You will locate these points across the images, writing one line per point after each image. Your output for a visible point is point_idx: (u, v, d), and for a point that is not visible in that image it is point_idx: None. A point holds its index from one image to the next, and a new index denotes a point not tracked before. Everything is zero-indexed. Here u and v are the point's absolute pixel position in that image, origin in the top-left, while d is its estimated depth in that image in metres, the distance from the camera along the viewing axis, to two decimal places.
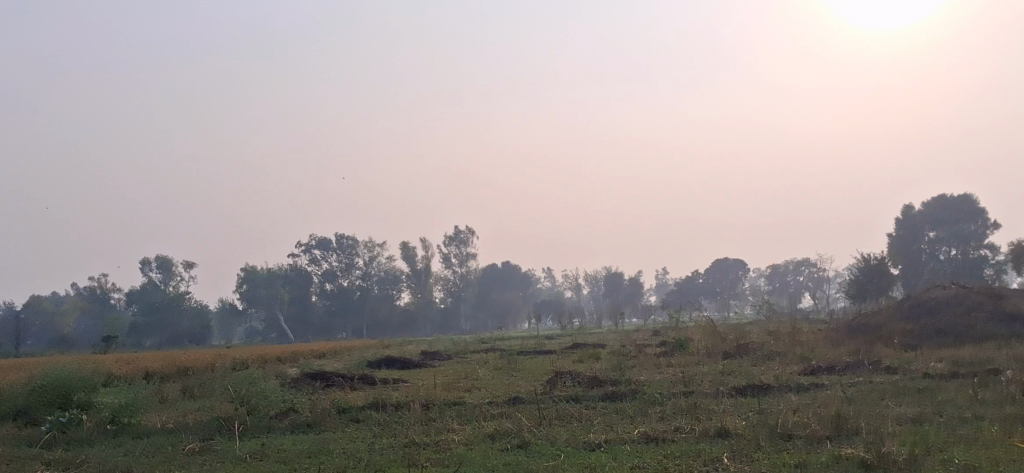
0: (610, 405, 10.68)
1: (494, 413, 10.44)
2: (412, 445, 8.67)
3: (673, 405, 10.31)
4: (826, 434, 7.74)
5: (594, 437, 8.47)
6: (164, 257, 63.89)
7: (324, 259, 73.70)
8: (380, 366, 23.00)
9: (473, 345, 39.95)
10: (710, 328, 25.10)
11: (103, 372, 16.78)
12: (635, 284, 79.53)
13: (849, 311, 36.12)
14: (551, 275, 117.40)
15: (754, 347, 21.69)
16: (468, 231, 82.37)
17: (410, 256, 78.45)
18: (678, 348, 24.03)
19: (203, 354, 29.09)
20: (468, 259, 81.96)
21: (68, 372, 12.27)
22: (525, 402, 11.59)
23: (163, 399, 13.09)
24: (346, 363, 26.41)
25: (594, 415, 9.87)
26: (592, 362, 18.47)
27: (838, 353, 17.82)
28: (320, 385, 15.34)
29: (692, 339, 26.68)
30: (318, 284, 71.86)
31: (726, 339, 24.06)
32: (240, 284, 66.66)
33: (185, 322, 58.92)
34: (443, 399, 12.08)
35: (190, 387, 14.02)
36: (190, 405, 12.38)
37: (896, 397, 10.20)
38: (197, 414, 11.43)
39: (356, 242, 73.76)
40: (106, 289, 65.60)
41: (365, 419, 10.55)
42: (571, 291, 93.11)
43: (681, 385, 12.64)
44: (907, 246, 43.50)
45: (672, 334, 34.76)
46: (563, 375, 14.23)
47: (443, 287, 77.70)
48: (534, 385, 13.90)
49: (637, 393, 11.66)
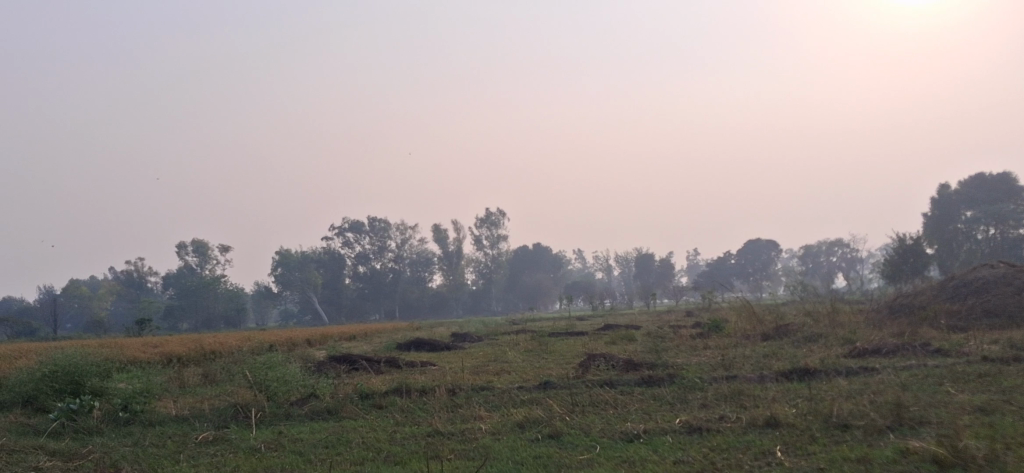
0: (647, 391, 10.05)
1: (523, 399, 9.84)
2: (436, 434, 8.10)
3: (714, 392, 9.65)
4: (887, 424, 7.06)
5: (631, 426, 7.89)
6: (198, 240, 64.00)
7: (356, 242, 73.64)
8: (409, 349, 22.60)
9: (505, 327, 39.56)
10: (747, 311, 24.36)
11: (130, 357, 16.48)
12: (666, 265, 78.57)
13: (888, 291, 35.11)
14: (581, 257, 116.59)
15: (792, 328, 20.96)
16: (499, 213, 82.03)
17: (441, 239, 78.14)
18: (714, 329, 23.35)
19: (232, 337, 28.78)
20: (499, 241, 81.46)
21: (82, 356, 11.87)
22: (556, 386, 11.00)
23: (181, 384, 12.66)
24: (376, 346, 26.04)
25: (629, 402, 9.27)
26: (626, 345, 17.87)
27: (882, 335, 17.03)
28: (344, 369, 14.89)
29: (728, 320, 25.95)
30: (350, 267, 71.86)
31: (763, 321, 23.34)
32: (273, 267, 66.81)
33: (219, 306, 58.96)
34: (470, 384, 11.48)
35: (211, 371, 13.61)
36: (207, 391, 11.93)
37: (955, 382, 9.46)
38: (213, 400, 10.97)
39: (388, 224, 73.64)
40: (141, 272, 65.93)
41: (388, 405, 10.02)
42: (603, 272, 92.31)
43: (720, 369, 12.01)
44: (941, 227, 42.71)
45: (707, 315, 34.03)
46: (597, 358, 13.60)
47: (476, 270, 77.33)
48: (566, 369, 13.28)
49: (675, 377, 11.02)
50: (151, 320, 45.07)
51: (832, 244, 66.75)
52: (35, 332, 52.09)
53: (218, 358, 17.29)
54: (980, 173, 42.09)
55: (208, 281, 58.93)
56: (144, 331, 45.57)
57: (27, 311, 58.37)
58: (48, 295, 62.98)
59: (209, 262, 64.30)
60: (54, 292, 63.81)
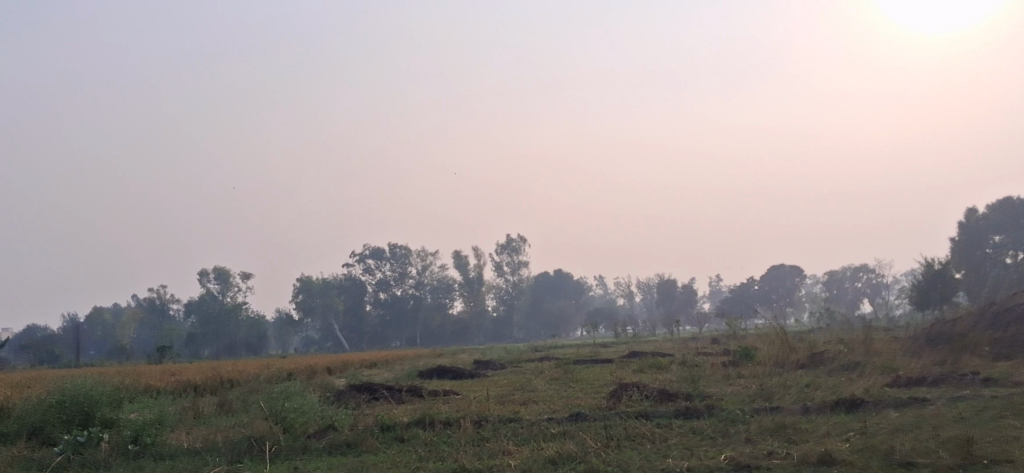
0: (685, 423, 9.46)
1: (553, 432, 9.28)
2: (461, 472, 7.56)
3: (759, 426, 9.07)
4: (956, 463, 6.48)
5: (672, 463, 7.32)
6: (221, 267, 63.84)
7: (377, 268, 73.29)
8: (431, 377, 22.09)
9: (528, 353, 39.02)
10: (779, 338, 23.68)
11: (144, 385, 16.03)
12: (688, 292, 77.65)
13: (919, 318, 34.26)
14: (602, 284, 115.57)
15: (827, 356, 20.30)
16: (520, 239, 81.63)
17: (462, 266, 77.67)
18: (744, 356, 22.69)
19: (251, 365, 28.37)
20: (520, 267, 80.91)
21: (92, 386, 11.38)
22: (587, 417, 10.44)
23: (196, 415, 12.17)
24: (397, 373, 25.55)
25: (668, 436, 8.70)
26: (656, 373, 17.28)
27: (923, 363, 16.36)
28: (366, 398, 14.40)
29: (758, 347, 25.27)
30: (371, 294, 71.59)
31: (794, 347, 22.64)
32: (295, 293, 66.58)
33: (241, 333, 58.60)
34: (497, 415, 10.94)
35: (227, 400, 13.14)
36: (222, 422, 11.45)
37: (1018, 415, 8.83)
38: (228, 432, 10.47)
39: (409, 251, 73.32)
40: (163, 299, 65.87)
41: (411, 437, 9.50)
42: (624, 298, 91.47)
43: (760, 399, 11.42)
44: (969, 251, 41.69)
45: (734, 342, 33.32)
46: (629, 388, 13.04)
47: (496, 296, 76.75)
48: (596, 399, 12.74)
49: (714, 409, 10.43)
50: (171, 347, 44.77)
51: (857, 270, 65.67)
52: (57, 359, 51.97)
53: (235, 387, 16.87)
54: (1008, 199, 41.35)
55: (230, 309, 58.83)
56: (165, 358, 45.25)
57: (50, 338, 58.32)
58: (71, 322, 62.97)
59: (231, 289, 64.09)
60: (76, 319, 63.76)
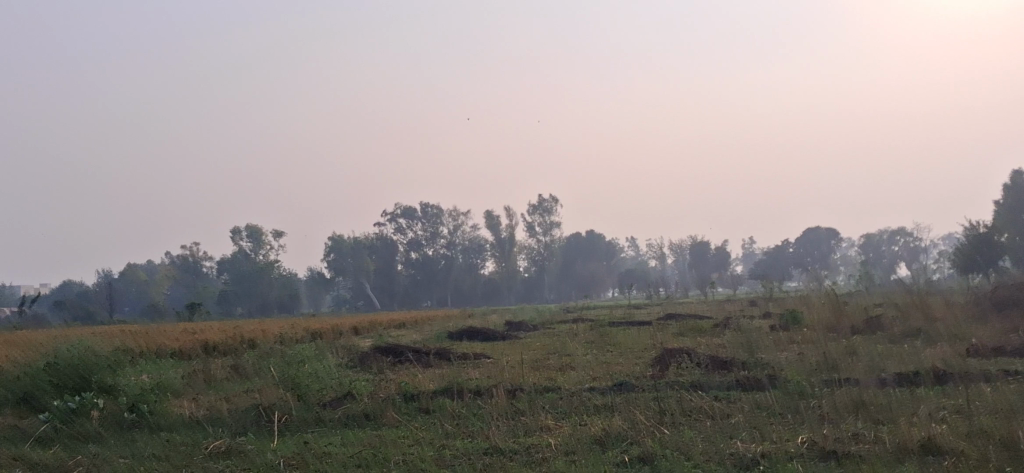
0: (747, 397, 8.31)
1: (597, 405, 8.18)
2: (495, 454, 6.49)
3: (831, 400, 7.95)
4: None
5: (743, 448, 6.19)
6: (252, 225, 63.30)
7: (408, 228, 72.48)
8: (461, 339, 21.03)
9: (559, 314, 37.95)
10: (828, 299, 22.38)
11: (156, 347, 15.06)
12: (721, 254, 76.03)
13: (967, 283, 32.71)
14: (634, 245, 113.95)
15: (882, 320, 19.00)
16: (552, 199, 80.34)
17: (493, 226, 76.58)
18: (792, 320, 21.38)
19: (278, 323, 27.66)
20: (552, 228, 79.78)
21: (90, 347, 10.44)
22: (633, 387, 9.32)
23: (205, 379, 11.21)
24: (425, 334, 24.67)
25: (730, 413, 7.56)
26: (702, 337, 16.12)
27: (994, 331, 15.02)
28: (389, 361, 13.39)
29: (803, 309, 23.98)
30: (402, 254, 70.85)
31: (843, 309, 21.27)
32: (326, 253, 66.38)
33: (273, 291, 58.10)
34: (532, 384, 9.83)
35: (241, 363, 12.17)
36: (228, 387, 10.45)
37: None
38: (237, 398, 9.51)
39: (441, 211, 72.36)
40: (196, 256, 65.56)
41: (437, 409, 8.45)
42: (656, 260, 90.11)
43: (826, 370, 10.24)
44: (1015, 212, 39.94)
45: (773, 305, 32.14)
46: (676, 355, 11.86)
47: (527, 257, 75.25)
48: (640, 366, 11.61)
49: (776, 379, 9.26)
50: (201, 305, 44.26)
51: (894, 234, 63.49)
52: (91, 316, 51.80)
53: (252, 349, 15.93)
54: None
55: (260, 268, 58.21)
56: (196, 315, 44.77)
57: (85, 294, 58.19)
58: (105, 279, 62.85)
59: (263, 248, 63.53)
60: (111, 277, 63.62)
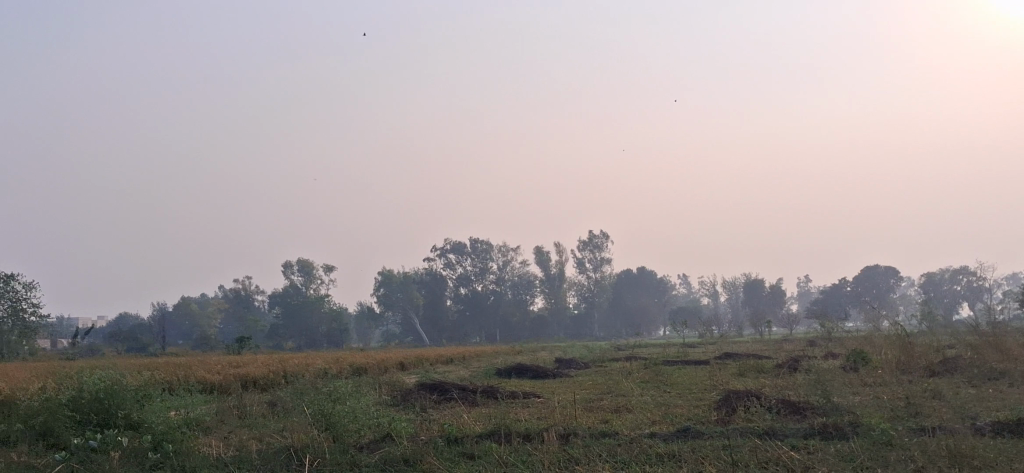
0: (826, 446, 7.48)
1: (661, 453, 7.39)
2: None
3: (924, 452, 7.06)
4: None
5: None
6: (304, 259, 63.40)
7: (458, 263, 72.10)
8: (510, 375, 20.35)
9: (611, 353, 36.95)
10: (895, 338, 21.21)
11: (193, 382, 14.59)
12: (776, 292, 74.25)
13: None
14: (686, 282, 112.12)
15: (955, 362, 17.85)
16: (602, 236, 79.46)
17: (543, 262, 75.83)
18: (857, 360, 20.26)
19: (325, 358, 27.20)
20: (602, 264, 78.81)
21: (118, 378, 9.90)
22: (698, 433, 8.52)
23: (239, 415, 10.60)
24: (474, 371, 24.01)
25: (811, 466, 6.71)
26: (765, 378, 15.24)
27: None
28: (434, 399, 12.73)
29: (868, 349, 22.82)
30: (452, 289, 70.51)
31: (911, 349, 20.11)
32: (377, 287, 66.74)
33: (324, 326, 57.83)
34: (586, 427, 9.05)
35: (278, 400, 11.55)
36: (263, 425, 9.81)
37: None
38: (269, 437, 8.85)
39: (491, 246, 71.96)
40: (248, 290, 65.82)
41: (483, 454, 7.73)
42: (709, 298, 88.42)
43: (910, 416, 9.34)
44: None
45: (834, 345, 30.87)
46: (740, 397, 10.99)
47: (577, 293, 74.74)
48: (702, 410, 10.77)
49: (857, 427, 8.37)
50: (251, 338, 44.10)
51: (956, 272, 61.22)
52: (144, 348, 52.03)
53: (293, 384, 15.38)
54: None
55: (312, 301, 58.17)
56: (245, 349, 44.57)
57: (139, 327, 58.57)
58: (159, 312, 63.35)
59: (314, 282, 63.55)
60: (164, 309, 64.10)
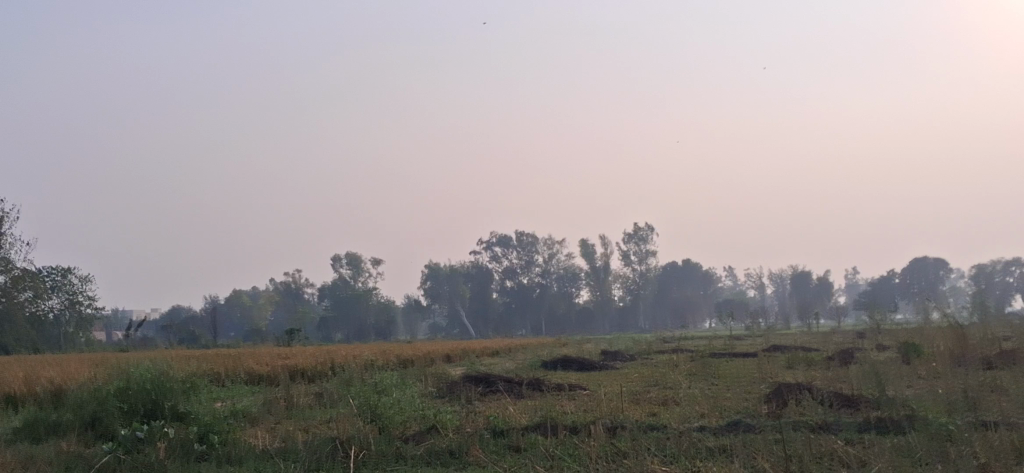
0: (883, 441, 7.26)
1: (711, 447, 7.23)
2: None
3: (988, 448, 6.82)
4: None
5: None
6: (351, 252, 63.79)
7: (504, 256, 72.07)
8: (556, 367, 20.27)
9: (659, 345, 36.70)
10: (950, 330, 20.74)
11: (241, 374, 14.69)
12: (824, 284, 73.28)
13: None
14: (733, 274, 110.97)
15: (1014, 354, 17.38)
16: (648, 228, 78.88)
17: (588, 254, 75.61)
18: (911, 352, 19.84)
19: (372, 350, 27.34)
20: (648, 256, 78.30)
21: (166, 369, 9.96)
22: (750, 426, 8.33)
23: (286, 406, 10.61)
24: (521, 363, 23.96)
25: (869, 461, 6.52)
26: (817, 371, 14.96)
27: None
28: (480, 391, 12.66)
29: (922, 340, 22.36)
30: (497, 282, 70.59)
31: (968, 341, 19.60)
32: (423, 280, 67.10)
33: (372, 318, 58.17)
34: (635, 419, 8.90)
35: (324, 391, 11.55)
36: (308, 416, 9.80)
37: None
38: (315, 428, 8.84)
39: (536, 239, 71.79)
40: (296, 282, 66.47)
41: (529, 447, 7.62)
42: (756, 289, 87.51)
43: (969, 409, 9.05)
44: None
45: (886, 338, 30.34)
46: (792, 389, 10.75)
47: (623, 286, 74.02)
48: (752, 403, 10.56)
49: (916, 420, 8.12)
50: (300, 330, 44.46)
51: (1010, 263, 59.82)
52: (196, 339, 52.78)
53: (340, 375, 15.43)
54: None
55: (360, 294, 58.52)
56: (294, 341, 44.98)
57: (190, 319, 59.41)
58: (209, 304, 64.23)
59: (361, 275, 63.95)
60: (215, 302, 64.98)
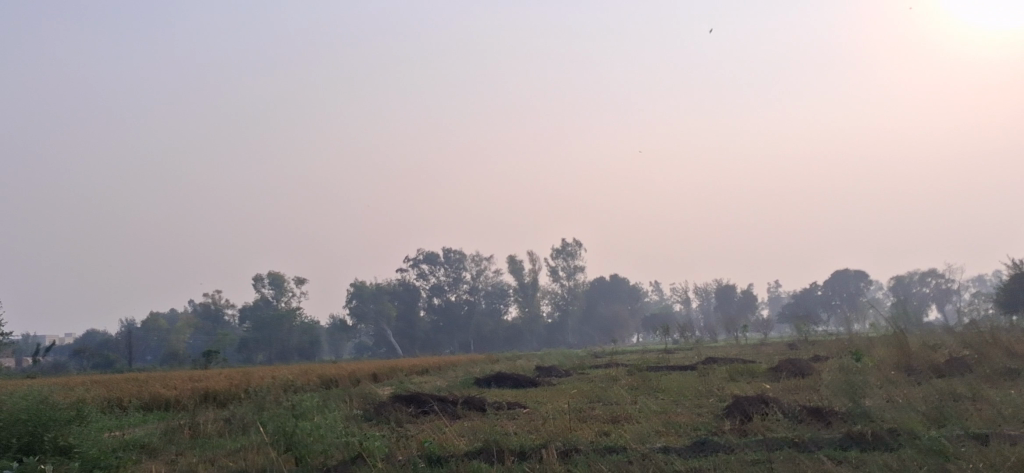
0: (876, 458, 6.40)
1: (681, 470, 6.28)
2: None
3: (993, 463, 6.01)
4: None
5: None
6: (275, 272, 61.77)
7: (430, 273, 70.86)
8: (489, 384, 19.29)
9: (589, 360, 35.95)
10: (884, 337, 20.32)
11: (146, 399, 13.34)
12: (748, 296, 73.81)
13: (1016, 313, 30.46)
14: (657, 289, 111.35)
15: (956, 359, 16.93)
16: (575, 244, 78.70)
17: (516, 270, 74.79)
18: (850, 359, 19.28)
19: (292, 371, 25.95)
20: (576, 272, 77.86)
21: (48, 396, 8.64)
22: (718, 446, 7.40)
23: (192, 435, 9.36)
24: (452, 380, 22.94)
25: None
26: (765, 382, 14.27)
27: None
28: (411, 412, 11.57)
29: (856, 348, 21.96)
30: (425, 299, 69.51)
31: (907, 347, 19.17)
32: (348, 299, 65.32)
33: (294, 339, 56.40)
34: (589, 441, 7.90)
35: (235, 417, 10.29)
36: (217, 445, 8.57)
37: None
38: (225, 460, 7.63)
39: (464, 255, 70.75)
40: (218, 303, 64.24)
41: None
42: (681, 303, 87.72)
43: (948, 421, 8.29)
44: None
45: (815, 350, 30.10)
46: (751, 403, 9.87)
47: (551, 301, 73.39)
48: (708, 419, 9.65)
49: (899, 435, 7.29)
50: (217, 351, 42.58)
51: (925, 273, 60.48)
52: (110, 364, 50.35)
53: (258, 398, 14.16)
54: None
55: (283, 314, 56.73)
56: (212, 363, 43.09)
57: (104, 344, 56.79)
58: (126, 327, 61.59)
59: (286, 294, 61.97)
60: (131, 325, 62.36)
